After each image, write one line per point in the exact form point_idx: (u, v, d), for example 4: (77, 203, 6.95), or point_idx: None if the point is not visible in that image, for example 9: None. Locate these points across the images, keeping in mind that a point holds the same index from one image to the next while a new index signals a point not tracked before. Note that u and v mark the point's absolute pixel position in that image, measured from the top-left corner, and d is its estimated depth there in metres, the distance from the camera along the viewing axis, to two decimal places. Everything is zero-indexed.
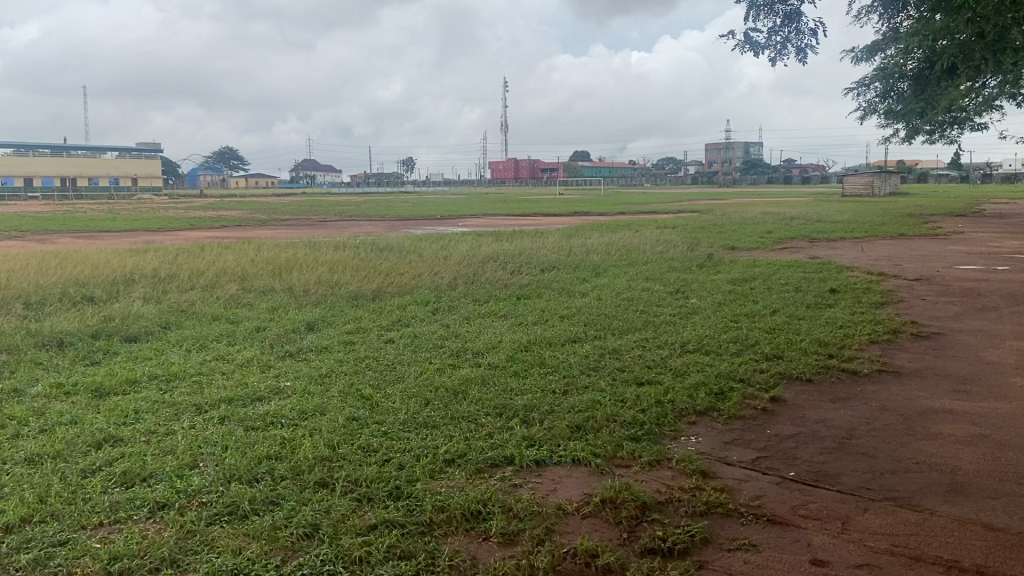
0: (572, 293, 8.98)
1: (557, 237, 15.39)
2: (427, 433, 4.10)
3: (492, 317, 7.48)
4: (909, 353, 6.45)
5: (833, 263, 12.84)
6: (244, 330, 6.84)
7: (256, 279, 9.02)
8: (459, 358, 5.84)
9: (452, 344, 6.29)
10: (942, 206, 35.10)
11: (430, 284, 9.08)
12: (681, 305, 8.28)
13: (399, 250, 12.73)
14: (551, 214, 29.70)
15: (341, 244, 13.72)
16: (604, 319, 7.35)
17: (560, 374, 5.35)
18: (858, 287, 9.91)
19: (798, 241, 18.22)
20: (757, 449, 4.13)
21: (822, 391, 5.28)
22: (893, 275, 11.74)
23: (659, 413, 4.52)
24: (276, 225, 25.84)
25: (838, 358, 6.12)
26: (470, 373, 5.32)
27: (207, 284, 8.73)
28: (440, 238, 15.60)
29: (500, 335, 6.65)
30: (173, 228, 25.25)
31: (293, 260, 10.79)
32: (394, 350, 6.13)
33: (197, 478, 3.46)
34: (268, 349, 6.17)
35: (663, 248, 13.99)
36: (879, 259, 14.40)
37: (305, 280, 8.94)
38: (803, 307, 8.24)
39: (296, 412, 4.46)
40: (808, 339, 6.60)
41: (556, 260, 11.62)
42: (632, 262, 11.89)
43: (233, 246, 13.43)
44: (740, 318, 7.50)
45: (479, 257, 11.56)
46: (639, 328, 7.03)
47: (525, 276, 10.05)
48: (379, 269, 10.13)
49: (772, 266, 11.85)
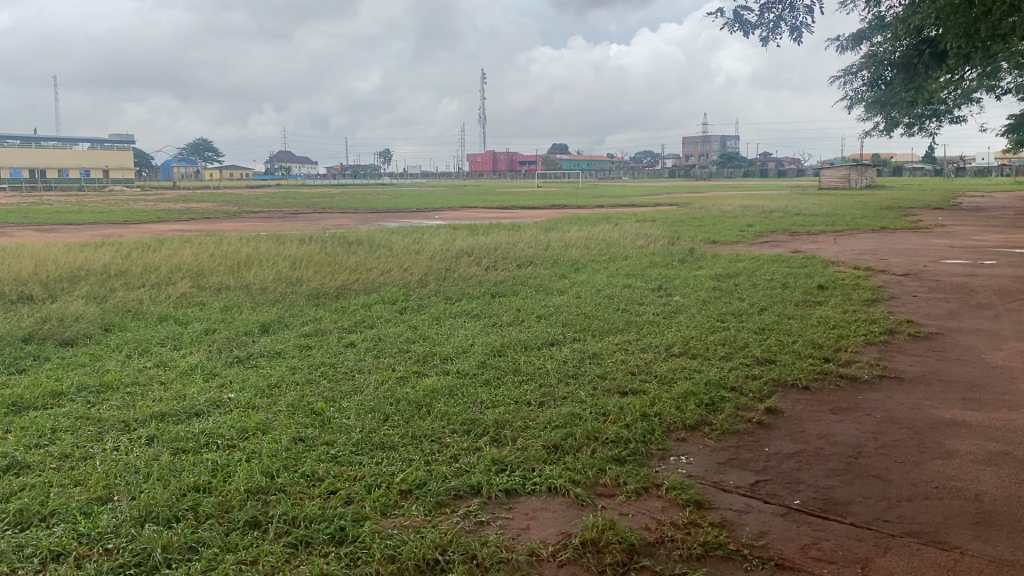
0: (549, 291, 8.50)
1: (534, 231, 14.89)
2: (383, 456, 3.60)
3: (463, 317, 6.97)
4: (909, 357, 6.02)
5: (818, 258, 12.46)
6: (192, 333, 6.28)
7: (212, 277, 8.44)
8: (425, 364, 5.33)
9: (418, 348, 5.78)
10: (918, 198, 35.11)
11: (398, 281, 8.57)
12: (664, 303, 7.82)
13: (369, 244, 12.19)
14: (530, 207, 29.22)
15: (309, 238, 13.14)
16: (583, 319, 6.87)
17: (535, 383, 4.86)
18: (846, 283, 9.51)
19: (779, 235, 17.87)
20: (755, 471, 3.66)
21: (820, 401, 4.83)
22: (880, 271, 11.37)
23: (646, 428, 4.03)
24: (245, 218, 25.13)
25: (835, 363, 5.67)
26: (436, 382, 4.81)
27: (157, 282, 8.15)
28: (413, 232, 15.02)
29: (472, 338, 6.15)
30: (139, 222, 24.48)
31: (255, 255, 10.20)
32: (355, 355, 5.61)
33: (107, 516, 2.94)
34: (216, 356, 5.62)
35: (643, 242, 13.53)
36: (862, 254, 14.06)
37: (265, 277, 8.39)
38: (792, 305, 7.81)
39: (236, 432, 3.94)
40: (801, 341, 6.15)
41: (533, 255, 11.13)
42: (612, 257, 11.43)
43: (194, 240, 12.81)
44: (727, 318, 7.05)
45: (451, 251, 11.05)
46: (620, 329, 6.56)
47: (499, 273, 9.55)
48: (346, 264, 9.58)
49: (756, 261, 11.44)
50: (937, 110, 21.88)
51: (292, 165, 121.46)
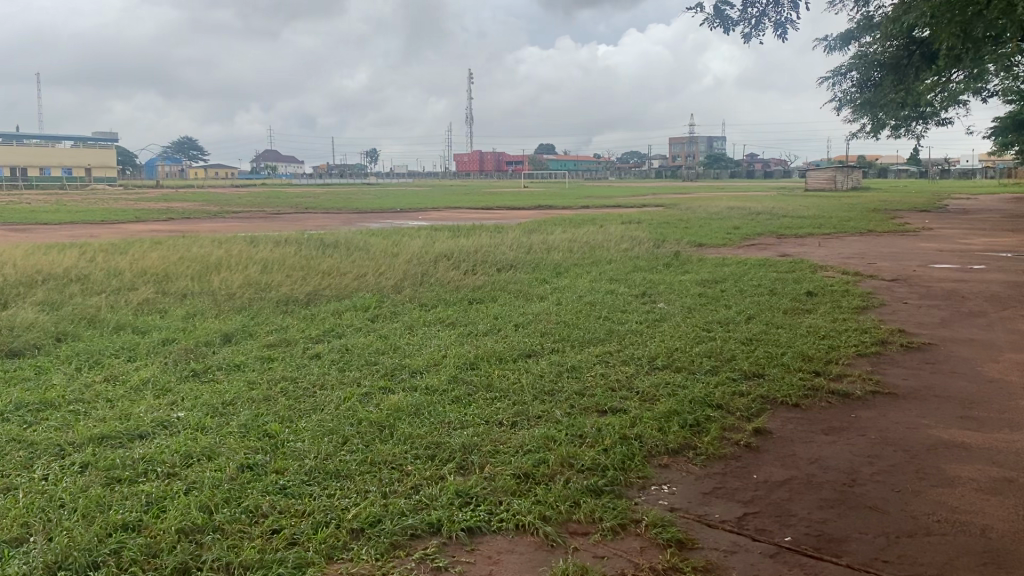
0: (529, 297, 8.19)
1: (518, 234, 14.57)
2: (336, 488, 3.29)
3: (437, 326, 6.65)
4: (902, 370, 5.75)
5: (805, 262, 12.22)
6: (148, 343, 5.93)
7: (177, 282, 8.09)
8: (394, 379, 5.01)
9: (387, 361, 5.45)
10: (904, 200, 35.03)
11: (372, 286, 8.25)
12: (647, 310, 7.54)
13: (346, 246, 11.87)
14: (515, 208, 28.98)
15: (285, 239, 12.78)
16: (563, 328, 6.56)
17: (508, 400, 4.55)
18: (834, 289, 9.26)
19: (766, 237, 17.66)
20: (742, 503, 3.37)
21: (811, 420, 4.54)
22: (869, 276, 11.13)
23: (625, 453, 3.74)
24: (226, 218, 24.71)
25: (825, 377, 5.40)
26: (402, 400, 4.50)
27: (119, 287, 7.79)
28: (393, 234, 14.67)
29: (445, 348, 5.84)
30: (117, 221, 24.01)
31: (225, 258, 9.84)
32: (318, 368, 5.27)
33: (19, 561, 2.62)
34: (170, 369, 5.28)
35: (628, 245, 13.26)
36: (850, 258, 13.83)
37: (233, 282, 8.05)
38: (780, 313, 7.55)
39: (179, 457, 3.62)
40: (791, 353, 5.87)
41: (515, 258, 10.82)
42: (595, 260, 11.13)
43: (166, 242, 12.43)
44: (713, 327, 6.77)
45: (430, 254, 10.73)
46: (601, 339, 6.26)
47: (478, 277, 9.24)
48: (320, 269, 9.24)
49: (742, 265, 11.19)
50: (924, 112, 21.72)
51: (278, 164, 120.69)
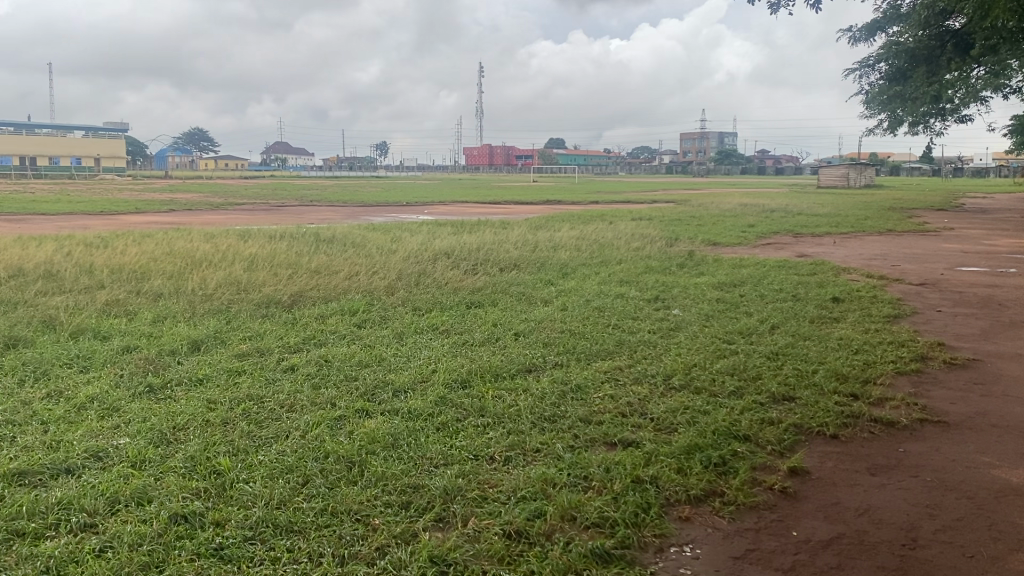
0: (531, 301, 7.57)
1: (524, 230, 13.94)
2: (282, 553, 2.69)
3: (429, 334, 6.03)
4: (949, 391, 5.10)
5: (826, 264, 11.54)
6: (107, 351, 5.32)
7: (153, 280, 7.49)
8: (374, 399, 4.40)
9: (368, 376, 4.84)
10: (921, 199, 34.15)
11: (364, 287, 7.64)
12: (661, 317, 6.91)
13: (342, 241, 11.28)
14: (523, 203, 28.39)
15: (279, 234, 12.16)
16: (569, 338, 5.93)
17: (502, 429, 3.94)
18: (862, 295, 8.61)
19: (782, 236, 16.97)
20: (782, 572, 2.76)
21: (853, 456, 3.91)
22: (895, 279, 10.45)
23: (639, 503, 3.12)
24: (229, 210, 24.18)
25: (864, 401, 4.76)
26: (380, 427, 3.89)
27: (88, 285, 7.19)
28: (393, 229, 14.05)
29: (436, 361, 5.23)
30: (118, 212, 23.48)
31: (210, 253, 9.23)
32: (290, 385, 4.66)
33: None
34: (124, 382, 4.67)
35: (639, 243, 12.62)
36: (872, 259, 13.13)
37: (213, 281, 7.45)
38: (806, 321, 6.91)
39: (102, 503, 3.01)
40: (823, 372, 5.23)
41: (519, 257, 10.20)
42: (605, 260, 10.49)
43: (154, 234, 11.84)
44: (734, 338, 6.13)
45: (428, 252, 10.11)
46: (610, 352, 5.62)
47: (478, 277, 8.62)
48: (310, 266, 8.64)
49: (761, 267, 10.54)
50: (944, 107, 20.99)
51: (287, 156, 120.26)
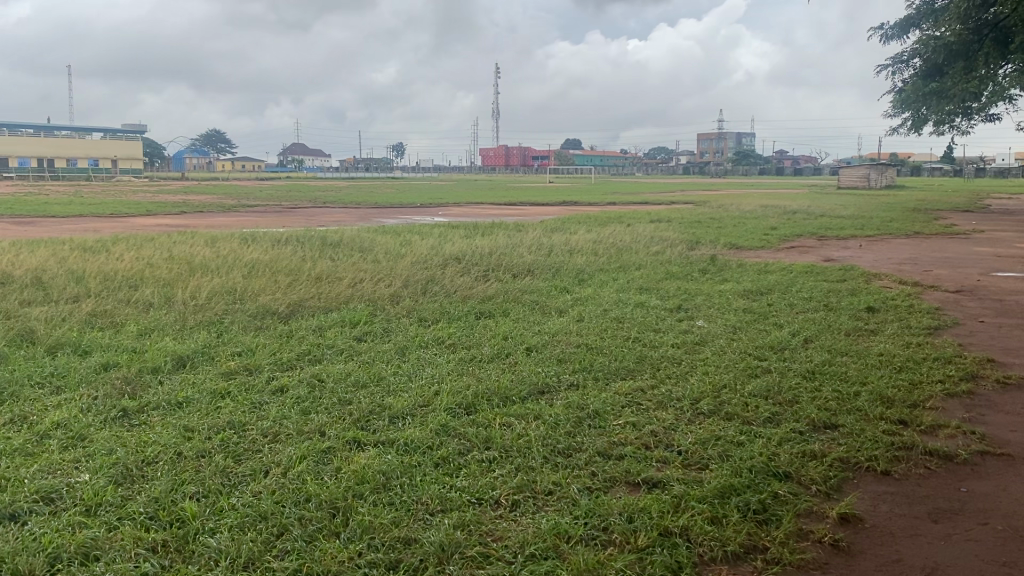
0: (545, 311, 7.11)
1: (538, 233, 13.50)
2: None
3: (434, 348, 5.59)
4: (1007, 416, 4.60)
5: (855, 269, 11.01)
6: (84, 368, 4.91)
7: (146, 289, 7.08)
8: (368, 428, 3.95)
9: (363, 400, 4.39)
10: (944, 200, 33.37)
11: (368, 295, 7.21)
12: (684, 329, 6.43)
13: (350, 245, 10.84)
14: (539, 204, 27.96)
15: (286, 238, 11.75)
16: (585, 354, 5.47)
17: (511, 464, 3.48)
18: (897, 303, 8.10)
19: (806, 239, 16.43)
20: None
21: (911, 498, 3.42)
22: (930, 286, 9.91)
23: (666, 565, 2.67)
24: (242, 212, 23.97)
25: (915, 428, 4.27)
26: (372, 463, 3.45)
27: (77, 295, 6.81)
28: (404, 232, 13.61)
29: (440, 381, 4.78)
30: (132, 213, 23.33)
31: (210, 259, 8.81)
32: (278, 410, 4.23)
33: None
34: (96, 405, 4.26)
35: (658, 247, 12.13)
36: (902, 264, 12.57)
37: (209, 290, 7.05)
38: (840, 334, 6.41)
39: (41, 562, 2.58)
40: (866, 394, 4.74)
41: (533, 262, 9.73)
42: (623, 266, 10.01)
43: (158, 238, 11.51)
44: (765, 355, 5.64)
45: (437, 256, 9.70)
46: (631, 371, 5.15)
47: (489, 284, 8.18)
48: (312, 273, 8.22)
49: (787, 272, 10.05)
50: (972, 106, 20.37)
51: (303, 157, 120.43)
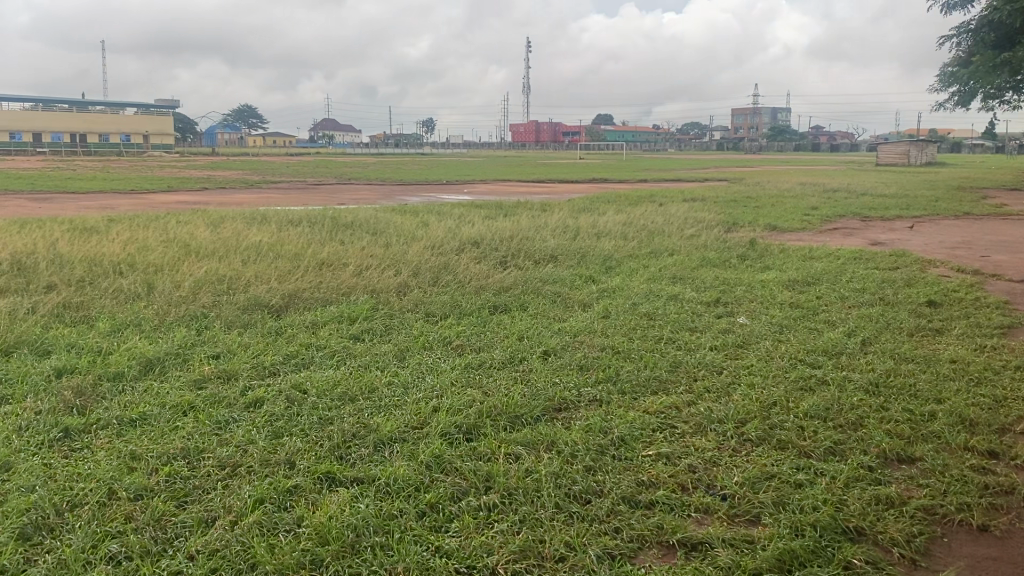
0: (568, 305, 6.40)
1: (564, 213, 12.79)
2: None
3: (439, 351, 4.91)
4: None
5: (908, 255, 10.16)
6: (37, 374, 4.30)
7: (131, 278, 6.48)
8: (345, 460, 3.29)
9: (347, 419, 3.74)
10: (989, 178, 32.00)
11: (372, 284, 6.55)
12: (723, 328, 5.70)
13: (364, 227, 10.19)
14: (568, 181, 27.11)
15: (298, 218, 11.12)
16: (611, 360, 4.77)
17: (513, 516, 2.80)
18: (960, 296, 7.27)
19: (849, 220, 15.50)
20: None
21: (1021, 568, 2.68)
22: (992, 275, 9.02)
23: None
24: (265, 189, 23.45)
25: (1009, 462, 3.51)
26: (342, 513, 2.79)
27: (55, 284, 6.21)
28: (424, 212, 12.94)
29: (439, 395, 4.10)
30: (154, 190, 22.94)
31: (208, 243, 8.19)
32: (246, 431, 3.58)
33: None
34: (35, 423, 3.64)
35: (693, 229, 11.34)
36: (955, 248, 11.65)
37: (201, 279, 6.45)
38: (903, 336, 5.63)
39: None
40: (944, 414, 3.98)
41: (558, 247, 9.01)
42: (655, 251, 9.26)
43: (165, 218, 10.95)
44: (818, 362, 4.90)
45: (453, 240, 9.01)
46: (662, 382, 4.44)
47: (508, 273, 7.50)
48: (316, 258, 7.57)
49: (833, 259, 9.23)
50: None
51: (334, 132, 120.10)
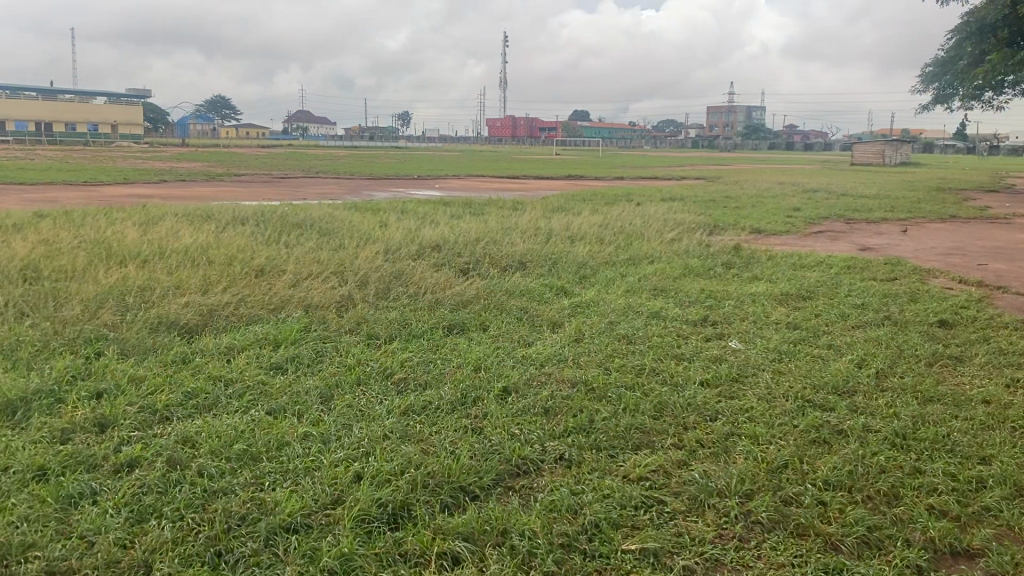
0: (534, 324, 5.56)
1: (537, 213, 11.95)
2: None
3: (376, 388, 4.04)
4: None
5: (903, 263, 9.45)
6: None
7: (25, 288, 5.54)
8: (222, 566, 2.44)
9: (239, 494, 2.87)
10: (963, 179, 31.70)
11: (311, 297, 5.67)
12: (713, 356, 4.88)
13: (317, 227, 9.29)
14: (544, 178, 26.37)
15: (246, 216, 10.18)
16: (583, 402, 3.93)
17: None
18: (973, 313, 6.53)
19: (833, 223, 14.84)
20: None
21: None
22: (997, 287, 8.28)
23: None
24: (225, 182, 22.39)
25: None
26: None
27: None
28: (387, 209, 12.03)
29: (367, 453, 3.23)
30: (107, 181, 21.75)
31: (132, 245, 7.25)
32: (100, 514, 2.71)
33: None
34: None
35: (674, 232, 10.56)
36: (948, 255, 11.00)
37: (108, 292, 5.53)
38: (922, 367, 4.84)
39: None
40: (994, 482, 3.19)
41: (527, 252, 8.18)
42: (632, 258, 8.46)
43: (100, 214, 9.95)
44: (831, 405, 4.08)
45: (412, 243, 8.16)
46: (647, 433, 3.62)
47: (469, 283, 6.66)
48: (251, 264, 6.66)
49: (826, 268, 8.49)
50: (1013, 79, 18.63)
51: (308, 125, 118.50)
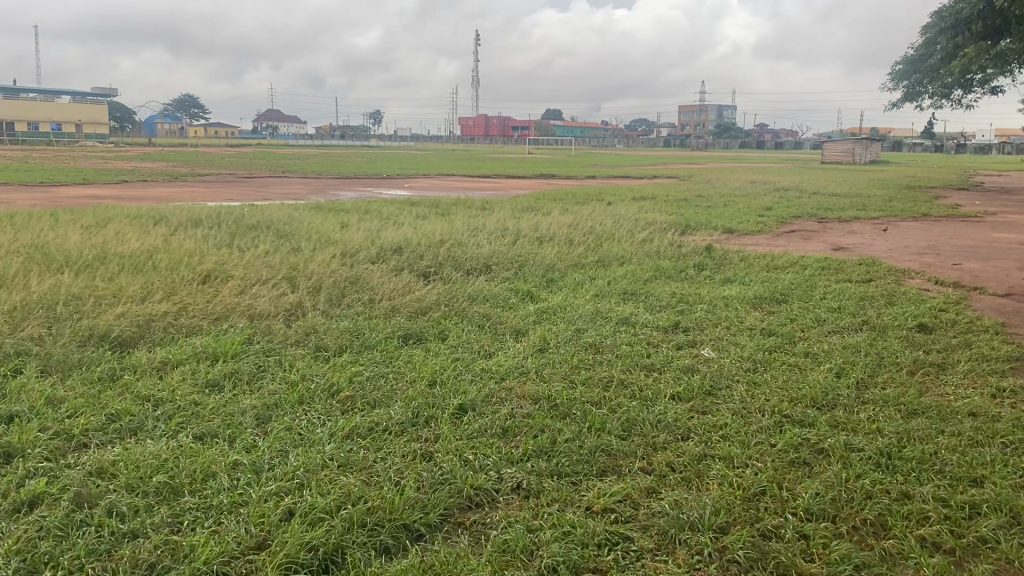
0: (497, 332, 5.25)
1: (506, 213, 11.64)
2: None
3: (320, 407, 3.70)
4: None
5: (877, 263, 9.25)
6: None
7: None
8: None
9: (150, 538, 2.53)
10: (930, 178, 31.84)
11: (258, 305, 5.31)
12: (685, 366, 4.60)
13: (274, 229, 8.90)
14: (515, 177, 26.08)
15: (201, 218, 9.77)
16: (544, 420, 3.62)
17: None
18: (953, 316, 6.31)
19: (806, 222, 14.69)
20: None
21: None
22: (974, 288, 8.09)
23: None
24: (188, 182, 21.83)
25: None
26: None
27: None
28: (350, 209, 11.66)
29: (301, 485, 2.90)
30: (65, 182, 21.10)
31: (72, 250, 6.83)
32: None
33: None
34: None
35: (646, 233, 10.29)
36: (922, 254, 10.84)
37: (36, 301, 5.14)
38: (904, 376, 4.58)
39: None
40: (988, 508, 2.93)
41: (493, 254, 7.87)
42: (602, 260, 8.18)
43: (48, 217, 9.50)
44: (810, 421, 3.80)
45: (372, 246, 7.82)
46: (613, 456, 3.32)
47: (429, 288, 6.32)
48: (198, 270, 6.28)
49: (800, 270, 8.27)
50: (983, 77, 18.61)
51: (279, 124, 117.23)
